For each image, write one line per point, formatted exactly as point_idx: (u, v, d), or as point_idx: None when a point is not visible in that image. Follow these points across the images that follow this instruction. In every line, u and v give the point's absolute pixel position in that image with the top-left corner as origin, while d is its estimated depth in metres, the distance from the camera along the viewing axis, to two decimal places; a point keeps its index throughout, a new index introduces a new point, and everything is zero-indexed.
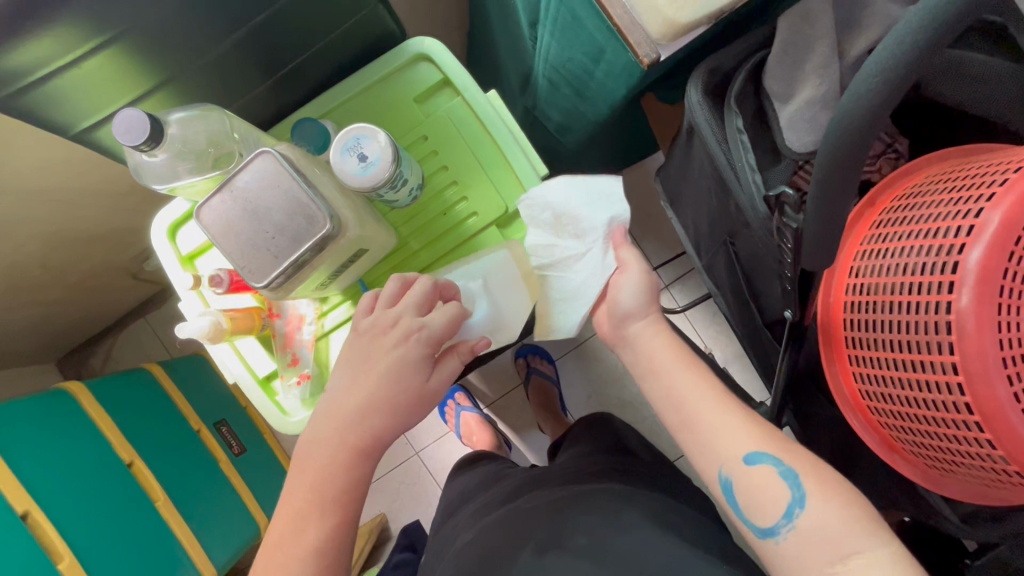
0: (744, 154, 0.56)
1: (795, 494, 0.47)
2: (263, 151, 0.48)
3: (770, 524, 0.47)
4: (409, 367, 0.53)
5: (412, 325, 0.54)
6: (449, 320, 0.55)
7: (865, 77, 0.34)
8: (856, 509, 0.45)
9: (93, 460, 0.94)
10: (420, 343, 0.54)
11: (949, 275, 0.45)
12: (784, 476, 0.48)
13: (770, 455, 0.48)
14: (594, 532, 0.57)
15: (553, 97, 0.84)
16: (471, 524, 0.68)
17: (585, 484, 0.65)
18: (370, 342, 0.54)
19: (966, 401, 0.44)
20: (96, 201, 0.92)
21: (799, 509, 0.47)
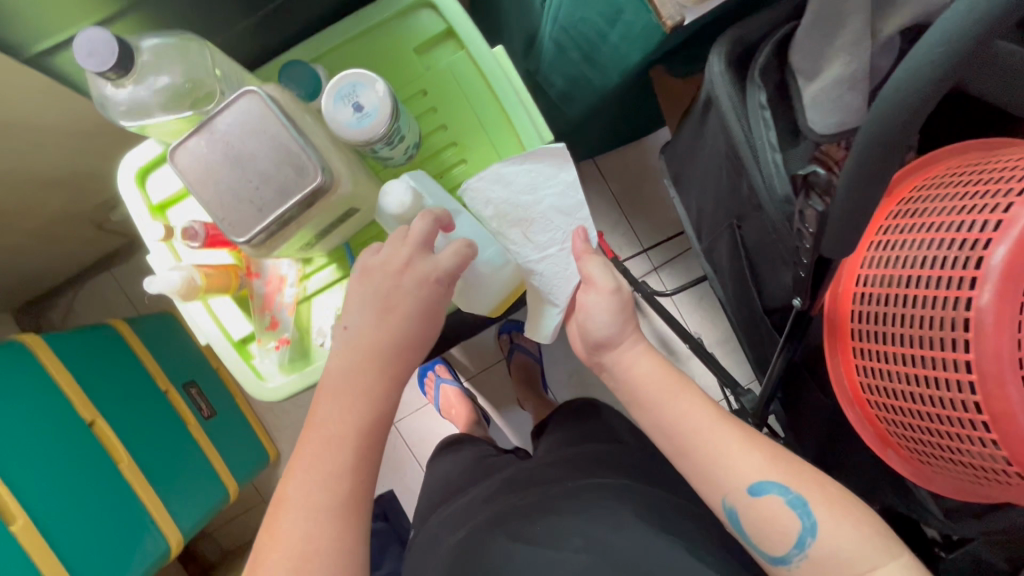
0: (764, 132, 0.54)
1: (806, 522, 0.48)
2: (250, 90, 0.43)
3: (782, 554, 0.49)
4: (426, 304, 0.52)
5: (424, 267, 0.52)
6: (462, 258, 0.53)
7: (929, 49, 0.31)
8: (874, 530, 0.48)
9: (50, 418, 0.89)
10: (440, 276, 0.52)
11: (972, 271, 0.44)
12: (793, 505, 0.49)
13: (777, 485, 0.49)
14: (588, 533, 0.56)
15: (559, 61, 0.78)
16: (461, 520, 0.66)
17: (579, 480, 0.64)
18: (386, 286, 0.51)
19: (976, 401, 0.44)
20: (56, 141, 0.84)
21: (810, 538, 0.48)
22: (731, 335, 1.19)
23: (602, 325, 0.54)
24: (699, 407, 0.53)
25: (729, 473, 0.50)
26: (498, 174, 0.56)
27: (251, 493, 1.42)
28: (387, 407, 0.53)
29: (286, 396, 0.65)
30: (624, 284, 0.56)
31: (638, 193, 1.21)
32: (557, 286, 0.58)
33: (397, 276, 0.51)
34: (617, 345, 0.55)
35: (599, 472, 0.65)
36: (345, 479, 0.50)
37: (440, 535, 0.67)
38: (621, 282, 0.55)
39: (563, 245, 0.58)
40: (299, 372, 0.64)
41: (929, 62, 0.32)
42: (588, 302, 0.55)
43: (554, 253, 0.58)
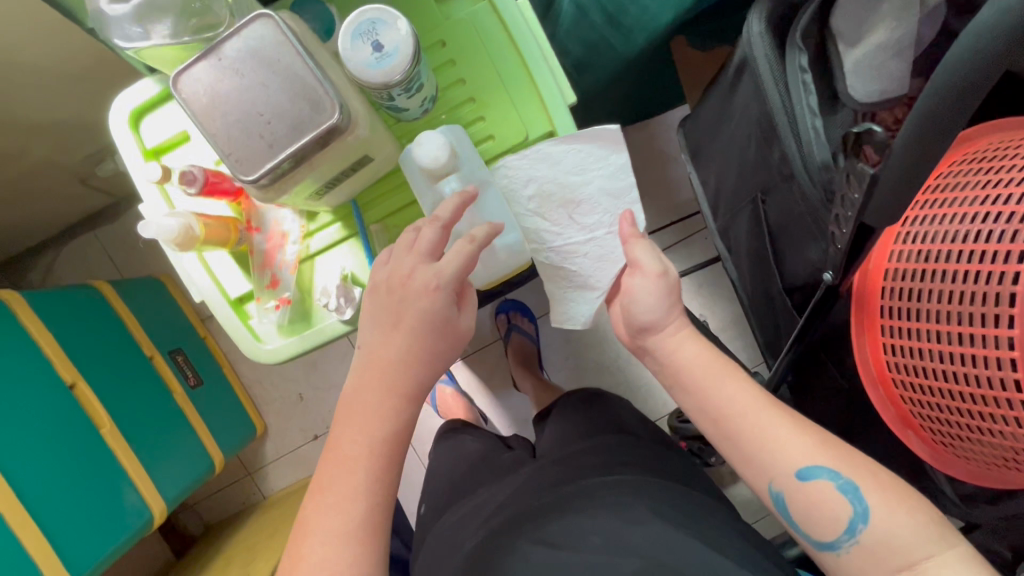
0: (805, 96, 0.51)
1: (857, 508, 0.46)
2: (262, 13, 0.39)
3: (830, 539, 0.47)
4: (435, 314, 0.51)
5: (425, 277, 0.50)
6: (464, 264, 0.51)
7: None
8: (928, 517, 0.45)
9: (27, 377, 0.85)
10: (443, 287, 0.51)
11: (1019, 244, 0.42)
12: (844, 490, 0.46)
13: (827, 469, 0.47)
14: (607, 531, 0.55)
15: (576, 26, 0.73)
16: (474, 525, 0.65)
17: (594, 477, 0.62)
18: (391, 295, 0.51)
19: (1015, 379, 0.42)
20: (40, 83, 0.79)
21: (863, 525, 0.45)
22: (732, 323, 1.18)
23: (646, 310, 0.53)
24: (731, 396, 0.51)
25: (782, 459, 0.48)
26: (548, 151, 0.55)
27: (236, 466, 1.39)
28: (398, 408, 0.52)
29: (284, 359, 0.62)
30: (671, 269, 0.54)
31: (644, 175, 1.18)
32: (600, 270, 0.57)
33: (402, 289, 0.51)
34: (637, 314, 0.52)
35: (614, 467, 0.64)
36: (361, 498, 0.50)
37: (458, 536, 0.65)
38: (668, 266, 0.53)
39: (611, 229, 0.57)
40: (299, 333, 0.62)
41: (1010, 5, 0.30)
42: (634, 286, 0.53)
43: (601, 236, 0.57)
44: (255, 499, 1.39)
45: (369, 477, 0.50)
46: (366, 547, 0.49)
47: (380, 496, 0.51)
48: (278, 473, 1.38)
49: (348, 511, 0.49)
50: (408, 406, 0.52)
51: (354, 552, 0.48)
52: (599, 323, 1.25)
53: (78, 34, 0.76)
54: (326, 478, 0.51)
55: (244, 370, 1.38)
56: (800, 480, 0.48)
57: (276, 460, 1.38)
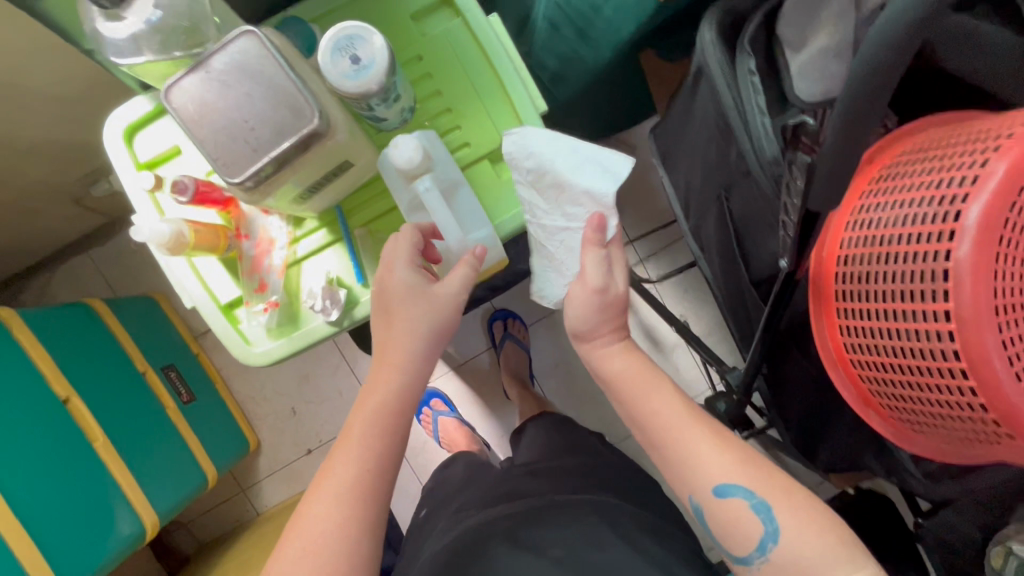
0: (755, 97, 0.55)
1: (768, 528, 0.49)
2: (248, 29, 0.43)
3: (744, 554, 0.50)
4: (407, 290, 0.55)
5: (388, 263, 0.56)
6: (414, 241, 0.56)
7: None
8: (836, 540, 0.47)
9: (20, 392, 0.87)
10: (400, 264, 0.55)
11: (951, 224, 0.45)
12: (755, 510, 0.49)
13: (741, 488, 0.50)
14: (573, 538, 0.59)
15: (551, 40, 0.79)
16: (454, 523, 0.67)
17: (564, 495, 0.65)
18: (383, 297, 0.56)
19: (956, 349, 0.45)
20: (40, 106, 0.83)
21: (772, 544, 0.49)
22: (715, 325, 1.21)
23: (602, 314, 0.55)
24: (689, 401, 0.53)
25: (699, 469, 0.51)
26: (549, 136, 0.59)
27: (230, 484, 1.39)
28: (387, 382, 0.56)
29: (273, 361, 0.64)
30: (614, 287, 0.57)
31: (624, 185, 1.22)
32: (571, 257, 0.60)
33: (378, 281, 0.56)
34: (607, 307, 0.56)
35: (582, 487, 0.67)
36: (353, 465, 0.53)
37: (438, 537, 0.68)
38: (610, 284, 0.56)
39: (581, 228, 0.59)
40: (287, 335, 0.64)
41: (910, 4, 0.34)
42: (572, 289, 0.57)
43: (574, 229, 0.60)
44: (249, 516, 1.38)
45: (362, 448, 0.54)
46: (355, 512, 0.52)
47: (370, 463, 0.54)
48: (272, 487, 1.38)
49: (340, 474, 0.53)
50: (397, 376, 0.56)
51: (342, 515, 0.51)
52: None
53: (74, 58, 0.79)
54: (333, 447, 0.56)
55: (238, 386, 1.39)
56: (716, 498, 0.51)
57: (270, 476, 1.39)
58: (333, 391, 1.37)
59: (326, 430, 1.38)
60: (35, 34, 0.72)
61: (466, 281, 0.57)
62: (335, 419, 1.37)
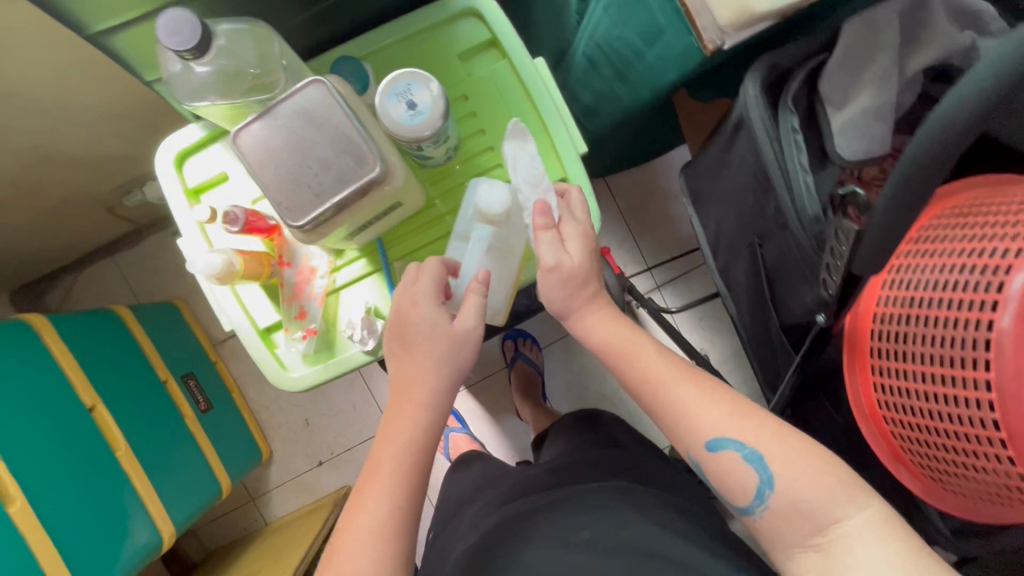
0: (797, 154, 0.56)
1: (763, 476, 0.48)
2: (316, 78, 0.44)
3: (746, 505, 0.49)
4: (429, 327, 0.55)
5: (410, 298, 0.55)
6: (436, 278, 0.56)
7: (974, 82, 0.35)
8: (836, 481, 0.46)
9: (50, 399, 0.88)
10: (424, 301, 0.55)
11: (994, 294, 0.49)
12: (749, 460, 0.48)
13: (733, 440, 0.48)
14: (597, 526, 0.58)
15: (589, 77, 0.82)
16: (472, 532, 0.66)
17: (584, 485, 0.64)
18: (399, 327, 0.56)
19: (995, 419, 0.48)
20: (86, 122, 0.85)
21: (769, 491, 0.47)
22: (732, 356, 1.21)
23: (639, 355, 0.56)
24: None
25: (694, 427, 0.49)
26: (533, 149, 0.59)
27: (240, 492, 1.40)
28: (416, 417, 0.55)
29: (307, 387, 0.65)
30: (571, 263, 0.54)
31: (644, 214, 1.22)
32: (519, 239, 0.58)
33: (398, 316, 0.56)
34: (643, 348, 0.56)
35: (606, 477, 0.67)
36: (384, 501, 0.52)
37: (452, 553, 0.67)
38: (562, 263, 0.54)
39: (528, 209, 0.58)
40: (323, 362, 0.65)
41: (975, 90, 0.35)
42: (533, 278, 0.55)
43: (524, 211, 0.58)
44: (257, 525, 1.39)
45: (394, 485, 0.53)
46: (387, 550, 0.51)
47: (403, 500, 0.53)
48: (281, 499, 1.39)
49: (373, 511, 0.52)
50: (425, 414, 0.55)
51: (376, 554, 0.50)
52: None
53: (123, 81, 0.81)
54: (362, 483, 0.55)
55: (253, 396, 1.39)
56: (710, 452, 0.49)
57: (280, 487, 1.39)
58: (346, 404, 1.38)
59: (338, 443, 1.38)
60: (90, 60, 0.74)
61: (479, 314, 0.55)
62: (347, 432, 1.38)
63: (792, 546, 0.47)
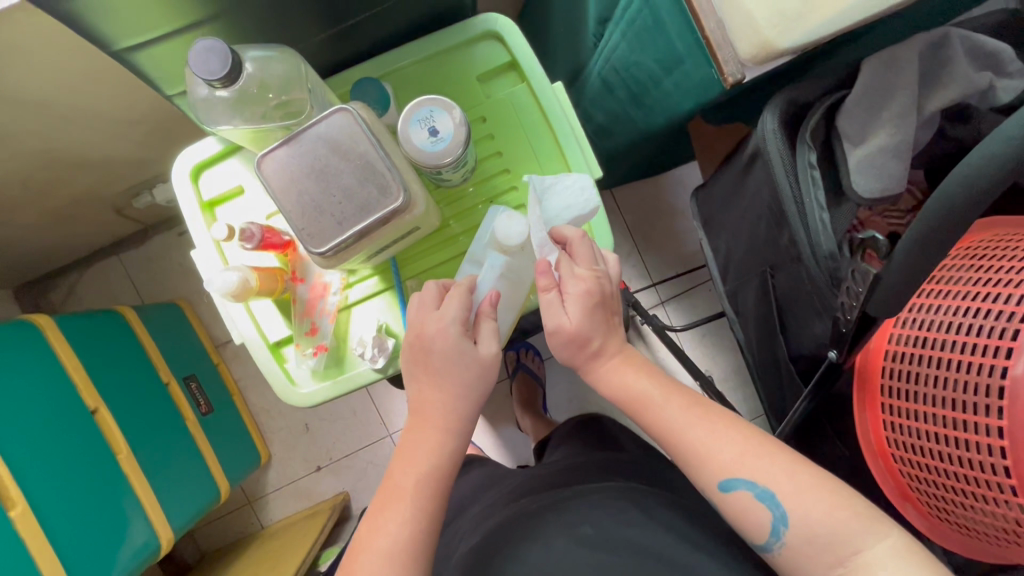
0: (814, 191, 0.57)
1: (777, 513, 0.47)
2: (342, 107, 0.45)
3: (763, 542, 0.49)
4: (455, 351, 0.54)
5: (436, 322, 0.54)
6: (464, 303, 0.55)
7: (1002, 138, 0.37)
8: (850, 512, 0.46)
9: (54, 401, 0.88)
10: (450, 325, 0.54)
11: (1008, 341, 0.51)
12: (761, 498, 0.48)
13: (743, 481, 0.48)
14: (599, 521, 0.58)
15: (604, 98, 0.83)
16: (474, 530, 0.66)
17: (589, 484, 0.64)
18: (414, 348, 0.56)
19: (1006, 465, 0.50)
20: (100, 126, 0.85)
21: (784, 527, 0.47)
22: (734, 373, 1.21)
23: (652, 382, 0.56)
24: None
25: (708, 463, 0.49)
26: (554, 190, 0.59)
27: (238, 495, 1.39)
28: (441, 442, 0.55)
29: (316, 403, 0.65)
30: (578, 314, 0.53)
31: (651, 230, 1.22)
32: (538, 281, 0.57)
33: (421, 339, 0.55)
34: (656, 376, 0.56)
35: (609, 476, 0.67)
36: (407, 525, 0.52)
37: (453, 552, 0.66)
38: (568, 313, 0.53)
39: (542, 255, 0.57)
40: (332, 378, 0.65)
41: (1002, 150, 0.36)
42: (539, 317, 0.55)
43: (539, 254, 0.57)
44: (254, 529, 1.38)
45: (415, 508, 0.53)
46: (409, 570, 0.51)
47: (424, 523, 0.53)
48: (279, 503, 1.39)
49: (393, 534, 0.51)
50: (449, 439, 0.55)
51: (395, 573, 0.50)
52: None
53: (140, 89, 0.82)
54: (378, 505, 0.54)
55: (253, 399, 1.39)
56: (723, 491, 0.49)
57: (278, 491, 1.39)
58: (347, 410, 1.38)
59: (337, 449, 1.38)
60: (109, 69, 0.75)
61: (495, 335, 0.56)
62: (347, 438, 1.38)
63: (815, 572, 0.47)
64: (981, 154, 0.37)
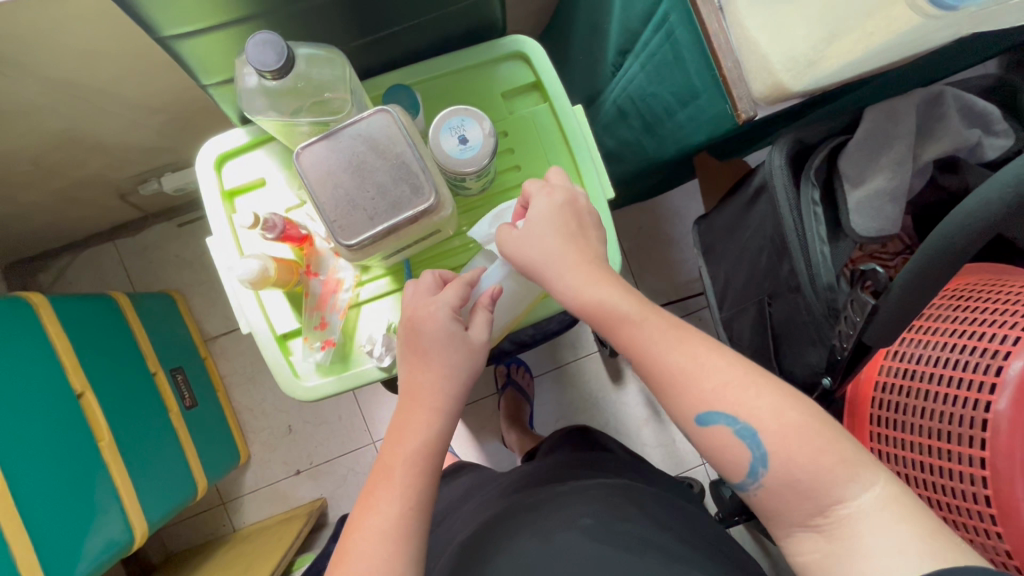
0: (815, 225, 0.61)
1: (756, 454, 0.45)
2: (382, 109, 0.47)
3: (738, 481, 0.46)
4: (444, 335, 0.55)
5: (428, 307, 0.56)
6: (460, 294, 0.57)
7: (999, 186, 0.40)
8: (836, 461, 0.43)
9: (42, 382, 0.86)
10: (440, 310, 0.55)
11: (993, 377, 0.54)
12: (742, 436, 0.45)
13: (724, 414, 0.46)
14: (598, 513, 0.58)
15: (617, 124, 0.86)
16: (470, 521, 0.66)
17: (584, 482, 0.65)
18: (410, 333, 0.57)
19: (987, 494, 0.54)
20: (120, 111, 0.86)
21: (763, 468, 0.45)
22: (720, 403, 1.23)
23: None
24: None
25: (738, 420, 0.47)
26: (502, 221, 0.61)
27: (212, 495, 1.36)
28: (430, 423, 0.55)
29: (318, 398, 0.66)
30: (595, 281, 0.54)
31: (647, 257, 1.24)
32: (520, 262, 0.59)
33: (413, 322, 0.56)
34: None
35: (606, 476, 0.68)
36: (396, 505, 0.52)
37: (445, 548, 0.66)
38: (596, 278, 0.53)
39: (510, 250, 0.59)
40: (336, 374, 0.65)
41: (997, 196, 0.40)
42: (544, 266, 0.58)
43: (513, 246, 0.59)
44: (225, 531, 1.35)
45: (407, 487, 0.53)
46: (403, 558, 0.50)
47: (413, 501, 0.53)
48: (253, 506, 1.36)
49: (385, 513, 0.51)
50: (439, 421, 0.56)
51: (388, 558, 0.49)
52: (592, 388, 1.28)
53: (164, 80, 0.83)
54: (370, 487, 0.54)
55: (238, 397, 1.37)
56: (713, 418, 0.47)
57: (253, 493, 1.36)
58: (333, 415, 1.36)
59: (318, 454, 1.36)
60: (140, 60, 0.76)
61: (488, 323, 0.57)
62: (329, 444, 1.36)
63: (792, 525, 0.45)
64: (980, 199, 0.41)
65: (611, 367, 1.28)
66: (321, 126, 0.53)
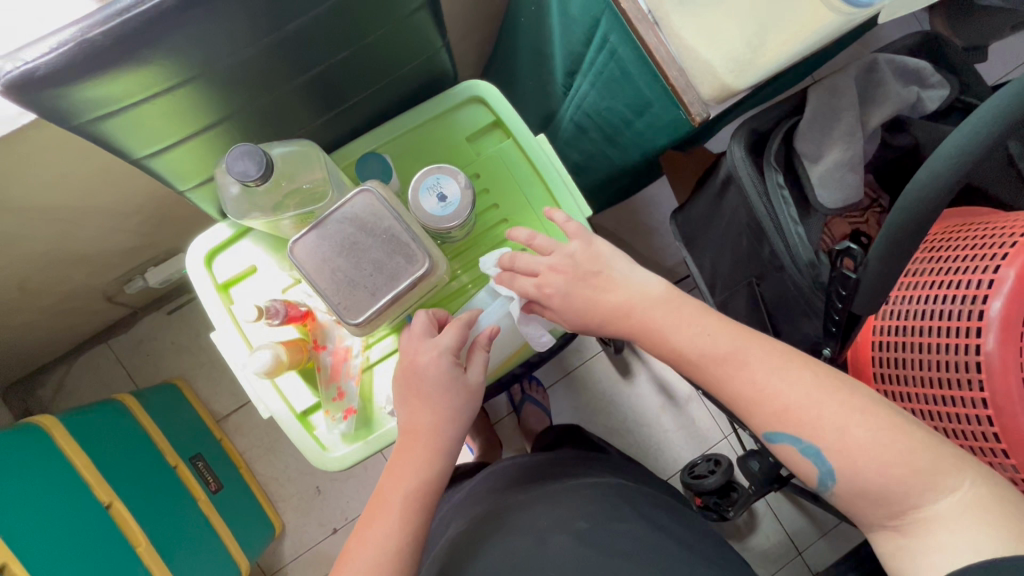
0: (785, 209, 0.64)
1: (823, 468, 0.47)
2: (360, 188, 0.50)
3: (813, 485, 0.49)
4: (445, 378, 0.57)
5: (430, 352, 0.58)
6: (460, 335, 0.59)
7: (941, 160, 0.44)
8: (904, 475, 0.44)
9: (70, 502, 0.86)
10: (443, 355, 0.58)
11: (976, 322, 0.58)
12: (807, 454, 0.48)
13: (788, 435, 0.48)
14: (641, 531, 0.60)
15: (577, 139, 0.89)
16: (460, 515, 0.69)
17: (579, 480, 0.69)
18: (408, 378, 0.58)
19: (995, 431, 0.57)
20: (95, 222, 0.86)
21: (832, 481, 0.47)
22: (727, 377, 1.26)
23: None
24: None
25: (760, 416, 0.50)
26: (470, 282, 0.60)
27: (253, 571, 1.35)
28: (432, 461, 0.57)
29: (349, 465, 0.67)
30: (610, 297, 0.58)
31: (631, 246, 1.23)
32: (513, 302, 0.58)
33: (412, 367, 0.58)
34: None
35: (604, 475, 0.73)
36: (395, 535, 0.54)
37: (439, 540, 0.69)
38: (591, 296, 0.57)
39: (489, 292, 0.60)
40: (363, 439, 0.67)
41: (943, 167, 0.44)
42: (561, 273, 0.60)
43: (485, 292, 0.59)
44: None
45: (408, 522, 0.55)
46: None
47: (413, 536, 0.54)
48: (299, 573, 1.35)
49: (382, 546, 0.53)
50: (439, 460, 0.57)
51: None
52: (605, 387, 1.30)
53: (137, 185, 0.84)
54: (368, 518, 0.56)
55: (261, 468, 1.36)
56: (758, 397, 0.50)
57: (295, 560, 1.35)
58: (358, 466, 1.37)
59: (352, 508, 1.36)
60: (108, 173, 0.77)
61: (484, 365, 0.60)
62: (360, 496, 1.36)
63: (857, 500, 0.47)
64: (927, 172, 0.44)
65: (619, 364, 1.31)
66: (305, 215, 0.55)
